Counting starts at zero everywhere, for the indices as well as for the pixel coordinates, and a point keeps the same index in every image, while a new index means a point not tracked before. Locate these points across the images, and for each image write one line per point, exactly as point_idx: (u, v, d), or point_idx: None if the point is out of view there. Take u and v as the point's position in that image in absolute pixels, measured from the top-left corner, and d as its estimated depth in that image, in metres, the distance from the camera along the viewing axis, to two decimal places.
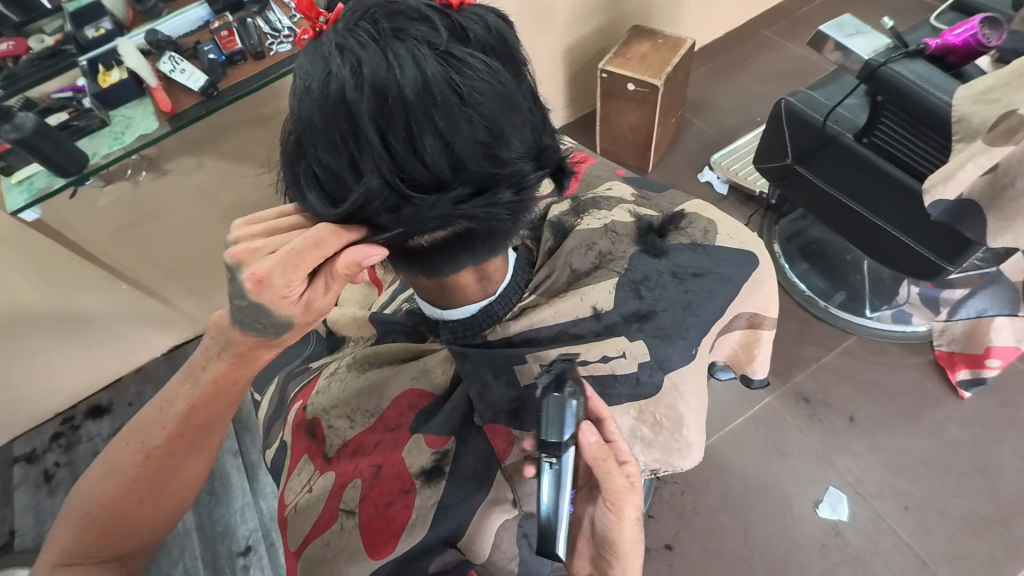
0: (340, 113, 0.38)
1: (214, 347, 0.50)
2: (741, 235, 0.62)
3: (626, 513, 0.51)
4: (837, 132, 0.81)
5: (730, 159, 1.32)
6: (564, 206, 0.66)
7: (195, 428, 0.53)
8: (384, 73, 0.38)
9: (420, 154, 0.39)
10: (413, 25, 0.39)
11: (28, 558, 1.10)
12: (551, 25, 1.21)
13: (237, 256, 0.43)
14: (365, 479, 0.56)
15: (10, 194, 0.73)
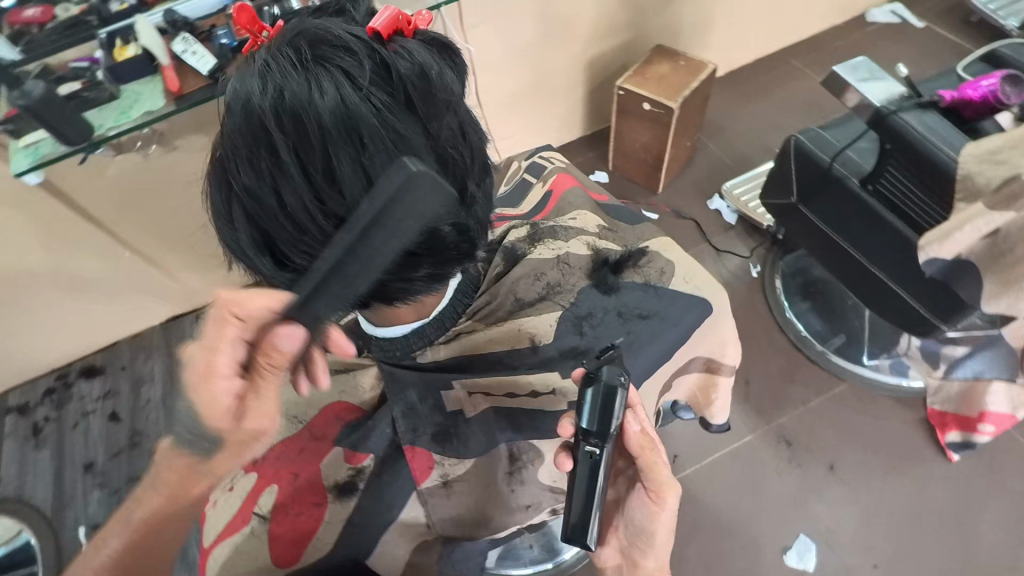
0: (258, 137, 0.38)
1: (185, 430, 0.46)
2: (698, 280, 0.61)
3: (665, 503, 0.53)
4: (843, 176, 0.79)
5: (742, 189, 1.30)
6: (522, 231, 0.65)
7: (159, 525, 0.49)
8: (304, 97, 0.37)
9: (336, 181, 0.38)
10: (336, 51, 0.38)
11: (7, 507, 1.13)
12: (573, 38, 1.20)
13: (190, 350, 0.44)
14: (282, 486, 0.56)
15: (17, 157, 0.75)
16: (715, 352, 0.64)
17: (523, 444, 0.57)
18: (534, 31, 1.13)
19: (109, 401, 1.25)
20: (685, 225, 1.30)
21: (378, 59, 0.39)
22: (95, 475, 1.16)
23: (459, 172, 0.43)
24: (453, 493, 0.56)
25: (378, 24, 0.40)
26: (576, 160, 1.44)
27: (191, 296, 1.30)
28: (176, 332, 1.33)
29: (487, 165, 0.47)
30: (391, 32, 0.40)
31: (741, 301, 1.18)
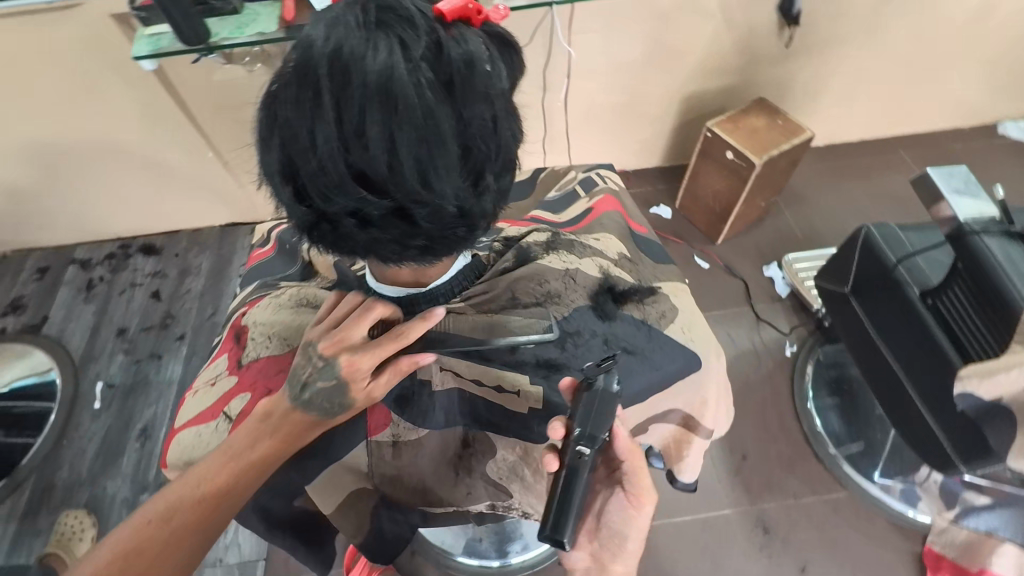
0: (302, 80, 0.36)
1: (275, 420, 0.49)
2: (695, 333, 0.61)
3: (644, 511, 0.52)
4: (905, 281, 0.75)
5: (802, 264, 1.25)
6: (541, 236, 0.65)
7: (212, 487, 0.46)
8: (355, 52, 0.35)
9: (363, 142, 0.36)
10: (399, 16, 0.36)
11: (46, 344, 1.25)
12: (676, 68, 1.19)
13: (329, 349, 0.48)
14: (253, 397, 0.55)
15: (139, 43, 0.83)
16: (695, 408, 0.62)
17: (479, 435, 0.58)
18: (639, 52, 1.13)
19: (156, 280, 1.35)
20: (732, 283, 1.27)
21: (440, 36, 0.37)
22: (124, 341, 1.26)
23: (480, 163, 0.41)
24: (399, 454, 0.56)
25: (445, 7, 0.38)
26: (644, 188, 1.44)
27: (253, 209, 1.39)
28: (230, 238, 1.42)
29: (512, 162, 0.44)
30: (455, 18, 0.38)
31: (764, 376, 1.14)
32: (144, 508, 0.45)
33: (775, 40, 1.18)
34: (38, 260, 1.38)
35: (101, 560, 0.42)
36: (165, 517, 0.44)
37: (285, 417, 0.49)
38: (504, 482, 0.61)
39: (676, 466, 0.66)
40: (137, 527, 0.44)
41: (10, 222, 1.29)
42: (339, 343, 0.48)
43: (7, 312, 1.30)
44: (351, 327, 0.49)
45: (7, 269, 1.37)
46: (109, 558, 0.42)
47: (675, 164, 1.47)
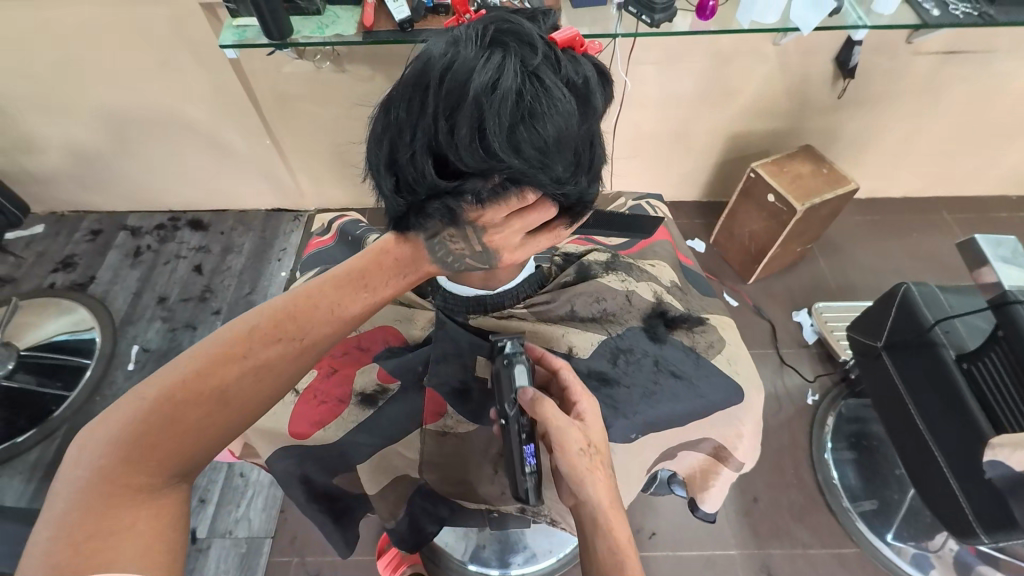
0: (417, 86, 0.39)
1: (386, 267, 0.50)
2: (739, 367, 0.63)
3: (568, 440, 0.48)
4: (940, 342, 0.75)
5: (833, 313, 1.25)
6: (602, 256, 0.70)
7: (299, 322, 0.46)
8: (467, 62, 0.37)
9: (458, 142, 0.38)
10: (515, 37, 0.38)
11: (90, 302, 1.31)
12: (727, 107, 1.21)
13: (494, 242, 0.49)
14: (319, 373, 0.62)
15: (226, 33, 0.88)
16: (728, 439, 0.62)
17: None
18: (693, 88, 1.15)
19: (199, 254, 1.41)
20: (759, 324, 1.27)
21: (549, 57, 0.39)
22: (163, 308, 1.31)
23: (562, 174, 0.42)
24: (444, 445, 0.57)
25: (558, 36, 0.41)
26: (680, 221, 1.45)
27: (299, 198, 1.45)
28: (274, 222, 1.48)
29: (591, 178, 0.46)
30: (566, 46, 0.41)
31: (783, 420, 1.14)
32: (273, 319, 0.46)
33: (828, 91, 1.19)
34: (93, 223, 1.45)
35: (238, 368, 0.44)
36: (298, 336, 0.46)
37: (418, 258, 0.50)
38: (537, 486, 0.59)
39: (698, 495, 0.67)
40: (269, 341, 0.45)
41: (73, 184, 1.36)
42: (503, 239, 0.49)
43: (58, 268, 1.37)
44: (515, 231, 0.48)
45: (64, 227, 1.44)
46: (241, 369, 0.44)
47: (713, 200, 1.48)
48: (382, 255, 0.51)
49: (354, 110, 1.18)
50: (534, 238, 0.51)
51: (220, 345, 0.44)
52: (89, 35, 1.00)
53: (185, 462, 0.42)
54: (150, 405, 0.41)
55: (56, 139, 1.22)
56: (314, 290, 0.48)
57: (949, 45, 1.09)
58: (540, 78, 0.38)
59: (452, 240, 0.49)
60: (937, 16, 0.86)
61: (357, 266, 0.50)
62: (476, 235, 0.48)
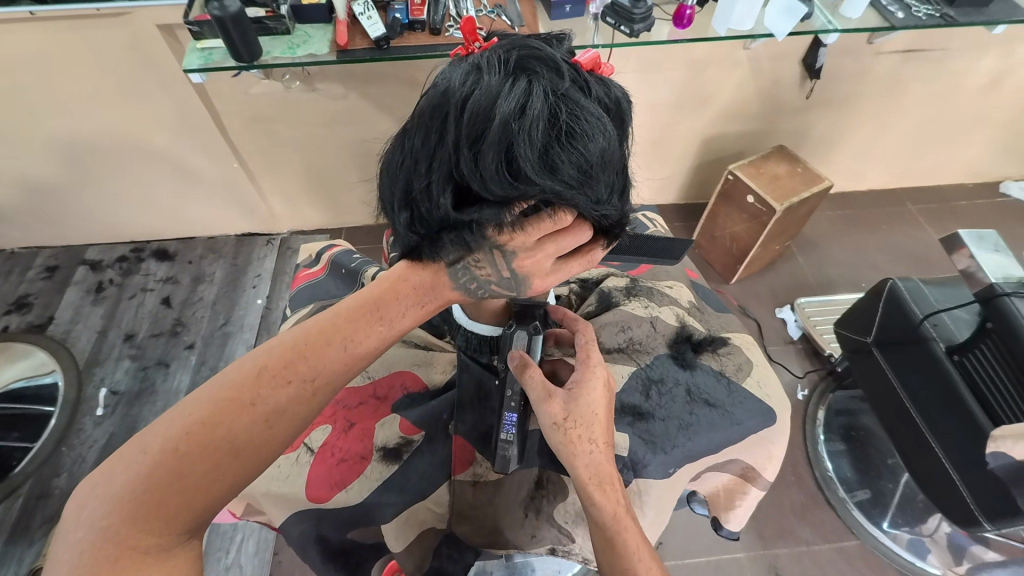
0: (436, 114, 0.37)
1: (403, 292, 0.47)
2: (768, 389, 0.62)
3: (545, 411, 0.48)
4: (930, 337, 0.77)
5: (815, 308, 1.28)
6: (621, 281, 0.69)
7: (311, 356, 0.43)
8: (492, 88, 0.36)
9: (484, 170, 0.36)
10: (539, 62, 0.37)
11: (51, 345, 1.22)
12: (702, 113, 1.22)
13: (524, 268, 0.45)
14: (335, 429, 0.59)
15: (190, 55, 0.84)
16: (757, 461, 0.62)
17: (554, 476, 0.58)
18: (669, 95, 1.16)
19: (167, 285, 1.34)
20: (746, 324, 1.29)
21: (576, 82, 0.38)
22: (132, 346, 1.24)
23: (598, 198, 0.40)
24: (479, 492, 0.57)
25: (582, 58, 0.40)
26: None
27: (271, 221, 1.40)
28: (246, 247, 1.42)
29: (623, 202, 0.44)
30: (589, 69, 0.40)
31: None
32: (283, 358, 0.43)
33: (797, 92, 1.21)
34: (48, 258, 1.36)
35: (248, 415, 0.40)
36: (309, 378, 0.43)
37: (438, 284, 0.47)
38: (570, 526, 0.57)
39: (722, 514, 0.67)
40: (278, 384, 0.42)
41: (24, 218, 1.28)
42: (535, 266, 0.45)
43: (11, 309, 1.27)
44: (549, 254, 0.45)
45: (15, 265, 1.35)
46: (250, 417, 0.41)
47: (691, 203, 1.50)
48: (398, 282, 0.47)
49: (325, 128, 1.14)
50: (567, 263, 0.48)
51: (227, 390, 0.41)
52: (37, 62, 0.93)
53: (194, 517, 0.39)
54: (154, 460, 0.38)
55: (5, 173, 1.14)
56: (325, 322, 0.45)
57: (910, 44, 1.12)
58: (569, 103, 0.36)
59: (479, 265, 0.45)
60: (902, 18, 0.89)
61: (371, 296, 0.46)
62: (504, 260, 0.44)
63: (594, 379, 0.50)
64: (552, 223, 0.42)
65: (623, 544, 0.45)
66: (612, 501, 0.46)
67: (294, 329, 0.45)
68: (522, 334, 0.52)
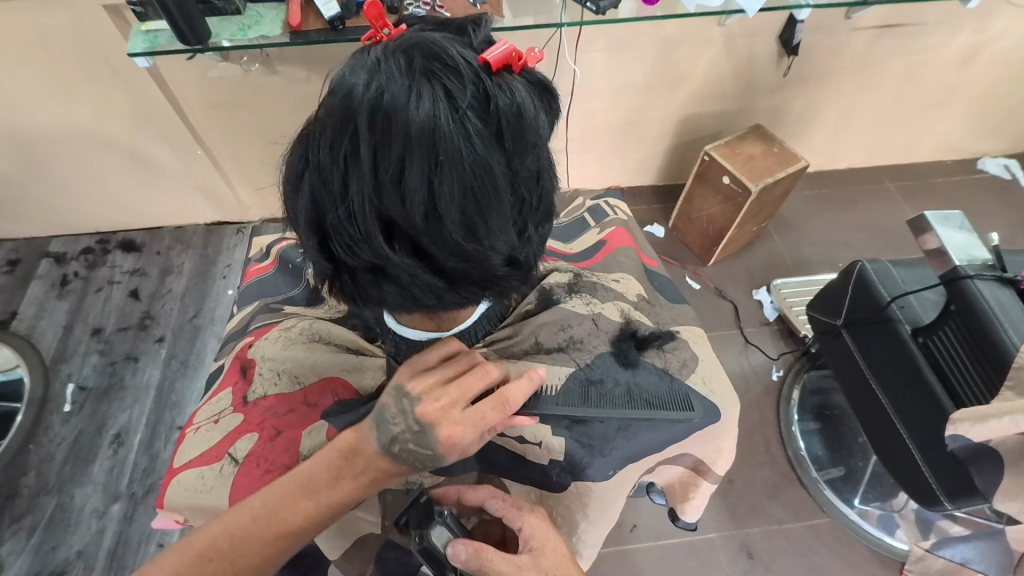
0: (342, 131, 0.37)
1: (337, 467, 0.46)
2: (714, 385, 0.62)
3: None
4: (896, 318, 0.76)
5: (791, 290, 1.28)
6: (564, 278, 0.68)
7: (239, 537, 0.43)
8: (400, 103, 0.35)
9: (403, 191, 0.37)
10: (444, 65, 0.36)
11: (14, 341, 1.19)
12: (677, 92, 1.20)
13: (428, 414, 0.45)
14: (261, 437, 0.57)
15: (135, 39, 0.79)
16: (708, 454, 0.63)
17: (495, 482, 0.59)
18: (642, 74, 1.14)
19: (135, 278, 1.31)
20: (722, 306, 1.29)
21: (488, 84, 0.37)
22: (99, 341, 1.21)
23: (524, 211, 0.43)
24: (412, 505, 0.56)
25: (492, 55, 0.38)
26: (637, 206, 1.45)
27: (240, 211, 1.36)
28: (216, 237, 1.38)
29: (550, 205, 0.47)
30: (501, 67, 0.38)
31: (751, 401, 1.15)
32: (211, 537, 0.43)
33: (773, 69, 1.19)
34: (9, 252, 1.32)
35: None
36: (232, 556, 0.43)
37: (372, 464, 0.46)
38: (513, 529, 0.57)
39: (679, 506, 0.68)
40: (202, 562, 0.42)
41: None
42: (442, 413, 0.46)
43: None
44: (455, 399, 0.47)
45: None
46: None
47: (670, 184, 1.48)
48: (338, 447, 0.47)
49: (288, 113, 1.10)
50: (477, 407, 0.47)
51: (157, 571, 0.42)
52: None
53: None
54: None
55: None
56: (257, 503, 0.45)
57: (886, 19, 1.11)
58: (483, 114, 0.37)
59: (393, 419, 0.46)
60: None
61: (304, 470, 0.46)
62: (409, 404, 0.46)
63: (531, 522, 0.51)
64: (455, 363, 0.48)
65: None
66: None
67: (236, 507, 0.45)
68: (440, 530, 0.50)
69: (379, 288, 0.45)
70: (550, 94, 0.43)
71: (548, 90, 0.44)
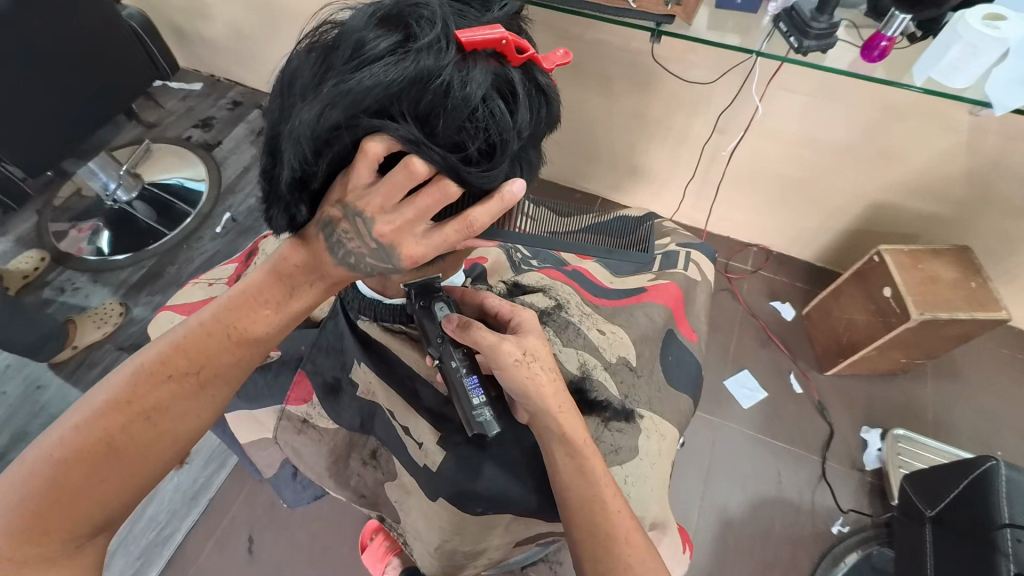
0: (315, 46, 0.43)
1: (278, 284, 0.45)
2: (634, 488, 0.57)
3: (509, 348, 0.49)
4: (1007, 549, 0.56)
5: (909, 448, 1.04)
6: (544, 302, 0.67)
7: (199, 353, 0.42)
8: (357, 32, 0.41)
9: (314, 97, 0.40)
10: (414, 20, 0.41)
11: (210, 162, 1.46)
12: (879, 172, 1.01)
13: (385, 234, 0.42)
14: None
15: None
16: None
17: (386, 457, 0.58)
18: (845, 136, 0.97)
19: None
20: (815, 425, 1.10)
21: (439, 44, 0.40)
22: None
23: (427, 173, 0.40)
24: (303, 432, 0.59)
25: (472, 38, 0.40)
26: (777, 277, 1.27)
27: None
28: None
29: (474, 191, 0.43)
30: (479, 47, 0.41)
31: (790, 538, 0.99)
32: (165, 358, 0.41)
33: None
34: (238, 95, 1.61)
35: (131, 417, 0.39)
36: (194, 370, 0.42)
37: (325, 270, 0.45)
38: (399, 506, 0.58)
39: None
40: (164, 380, 0.41)
41: (231, 56, 1.51)
42: (400, 231, 0.42)
43: (197, 125, 1.53)
44: (415, 221, 0.42)
45: (215, 91, 1.61)
46: (133, 417, 0.39)
47: (828, 268, 1.27)
48: (279, 264, 0.45)
49: None
50: (441, 228, 0.42)
51: (103, 398, 0.39)
52: None
53: (95, 519, 0.38)
54: (27, 474, 0.36)
55: (226, 12, 1.36)
56: (207, 323, 0.43)
57: None
58: (414, 59, 0.39)
59: (348, 236, 0.43)
60: None
61: (250, 285, 0.45)
62: (361, 219, 0.41)
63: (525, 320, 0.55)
64: (403, 176, 0.39)
65: (592, 469, 0.48)
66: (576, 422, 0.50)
67: (180, 332, 0.43)
68: (441, 303, 0.51)
69: (286, 206, 0.46)
70: (528, 93, 0.44)
71: (531, 94, 0.44)
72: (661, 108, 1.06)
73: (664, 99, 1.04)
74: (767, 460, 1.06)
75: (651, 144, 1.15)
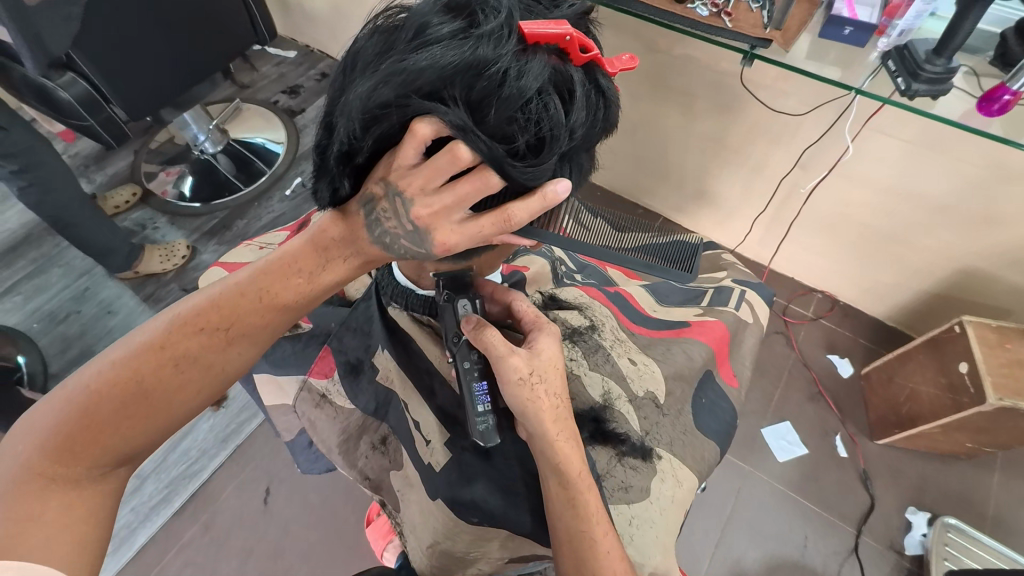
0: (381, 26, 0.44)
1: (314, 254, 0.46)
2: (637, 532, 0.53)
3: (516, 362, 0.48)
4: None
5: (960, 539, 0.94)
6: (577, 321, 0.66)
7: (229, 310, 0.44)
8: (423, 15, 0.41)
9: (373, 73, 0.41)
10: (479, 9, 0.41)
11: (291, 129, 1.53)
12: (976, 235, 0.92)
13: (422, 218, 0.42)
14: None
15: None
16: None
17: (394, 444, 0.57)
18: (943, 191, 0.88)
19: None
20: (855, 495, 1.02)
21: (501, 33, 0.40)
22: None
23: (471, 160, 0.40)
24: (320, 405, 0.60)
25: (534, 30, 0.40)
26: (840, 329, 1.19)
27: None
28: None
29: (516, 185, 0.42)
30: (542, 41, 0.40)
31: None
32: (199, 310, 0.43)
33: None
34: (326, 67, 1.67)
35: (162, 361, 0.41)
36: (224, 325, 0.43)
37: (360, 247, 0.45)
38: (401, 496, 0.56)
39: None
40: (194, 332, 0.42)
41: (326, 30, 1.58)
42: (437, 216, 0.42)
43: (285, 91, 1.61)
44: (453, 209, 0.41)
45: (307, 61, 1.68)
46: (162, 361, 0.41)
47: (899, 330, 1.17)
48: (316, 236, 0.46)
49: None
50: (477, 219, 0.41)
51: (142, 338, 0.41)
52: None
53: (117, 453, 0.40)
54: (67, 397, 0.39)
55: None
56: (241, 283, 0.45)
57: None
58: (474, 45, 0.39)
59: (386, 215, 0.43)
60: None
61: (287, 252, 0.46)
62: (401, 199, 0.42)
63: (546, 333, 0.53)
64: (446, 160, 0.39)
65: (583, 503, 0.47)
66: (571, 442, 0.48)
67: (218, 288, 0.45)
68: (463, 301, 0.51)
69: (333, 178, 0.47)
70: (586, 92, 0.43)
71: (589, 94, 0.43)
72: (742, 135, 1.01)
73: (747, 126, 0.99)
74: (794, 521, 1.00)
75: (725, 170, 1.10)
